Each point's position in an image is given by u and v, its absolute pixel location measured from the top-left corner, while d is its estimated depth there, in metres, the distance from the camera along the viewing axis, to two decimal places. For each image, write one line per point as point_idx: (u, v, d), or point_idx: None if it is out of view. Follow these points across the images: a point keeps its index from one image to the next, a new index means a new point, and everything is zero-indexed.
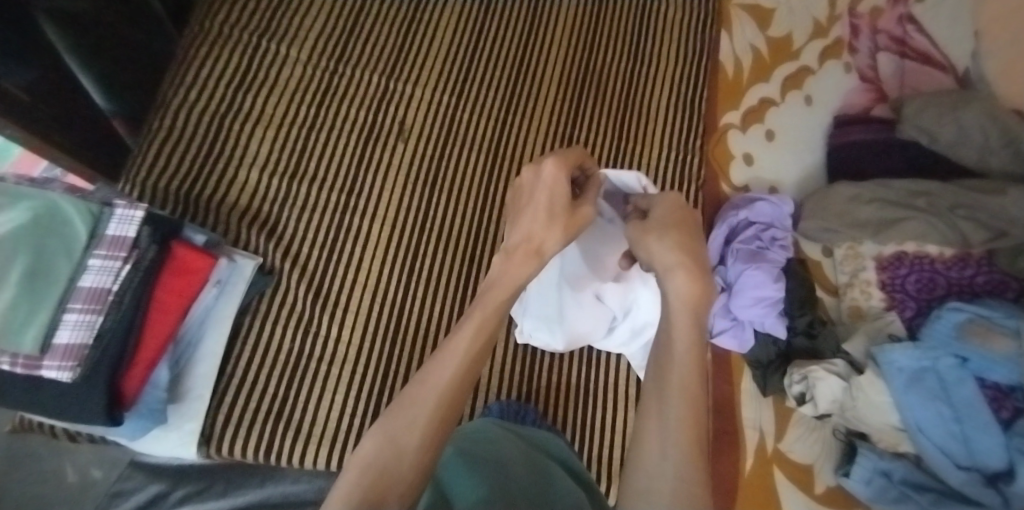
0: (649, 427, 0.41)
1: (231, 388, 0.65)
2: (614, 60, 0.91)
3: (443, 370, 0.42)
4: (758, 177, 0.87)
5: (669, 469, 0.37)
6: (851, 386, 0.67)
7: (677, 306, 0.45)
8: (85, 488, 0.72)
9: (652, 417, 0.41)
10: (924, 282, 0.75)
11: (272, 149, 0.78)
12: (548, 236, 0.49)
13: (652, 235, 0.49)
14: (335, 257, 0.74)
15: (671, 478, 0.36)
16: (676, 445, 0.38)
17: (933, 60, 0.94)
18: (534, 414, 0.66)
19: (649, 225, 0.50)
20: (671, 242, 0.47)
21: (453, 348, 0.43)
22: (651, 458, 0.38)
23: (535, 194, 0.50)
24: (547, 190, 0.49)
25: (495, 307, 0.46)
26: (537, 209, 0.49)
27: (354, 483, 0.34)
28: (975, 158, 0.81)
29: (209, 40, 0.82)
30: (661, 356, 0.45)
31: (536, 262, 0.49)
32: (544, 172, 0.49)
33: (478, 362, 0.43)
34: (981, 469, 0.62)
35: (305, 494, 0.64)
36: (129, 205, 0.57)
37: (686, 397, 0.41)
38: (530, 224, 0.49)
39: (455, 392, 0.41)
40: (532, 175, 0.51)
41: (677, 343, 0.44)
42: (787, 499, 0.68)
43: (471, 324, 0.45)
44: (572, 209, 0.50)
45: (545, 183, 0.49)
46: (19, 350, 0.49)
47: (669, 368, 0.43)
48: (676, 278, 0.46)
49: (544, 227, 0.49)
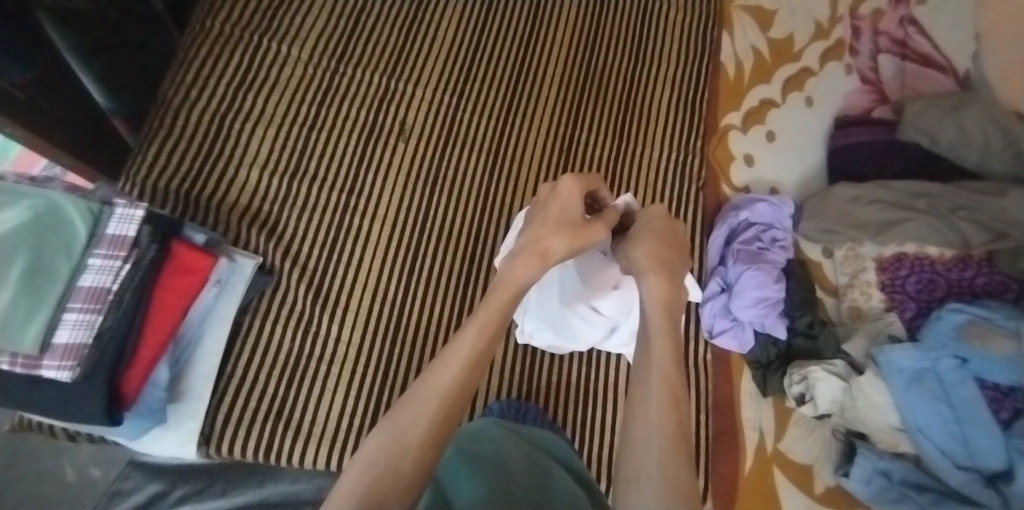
0: (632, 420, 0.41)
1: (231, 387, 0.65)
2: (615, 61, 0.91)
3: (446, 371, 0.42)
4: (759, 178, 0.87)
5: (652, 455, 0.37)
6: (851, 386, 0.67)
7: (651, 304, 0.48)
8: (84, 487, 0.71)
9: (634, 410, 0.41)
10: (924, 283, 0.75)
11: (272, 148, 0.78)
12: (553, 240, 0.50)
13: (630, 242, 0.54)
14: (336, 256, 0.73)
15: (655, 462, 0.37)
16: (659, 433, 0.39)
17: (933, 62, 0.94)
18: (535, 411, 0.66)
19: (633, 232, 0.55)
20: (642, 248, 0.52)
21: (455, 348, 0.43)
22: (636, 447, 0.39)
23: (550, 206, 0.53)
24: (560, 204, 0.52)
25: (497, 309, 0.47)
26: (548, 219, 0.52)
27: (356, 481, 0.34)
28: (976, 160, 0.81)
29: (211, 39, 0.82)
30: (642, 355, 0.46)
31: (539, 264, 0.49)
32: (562, 188, 0.53)
33: (482, 362, 0.43)
34: (981, 469, 0.62)
35: (304, 494, 0.64)
36: (129, 205, 0.57)
37: (666, 388, 0.42)
38: (537, 230, 0.52)
39: (458, 391, 0.41)
40: (548, 191, 0.55)
41: (656, 339, 0.46)
42: (787, 499, 0.68)
43: (474, 324, 0.45)
44: (581, 224, 0.52)
45: (561, 196, 0.53)
46: (19, 349, 0.49)
47: (648, 362, 0.44)
48: (648, 278, 0.49)
49: (552, 235, 0.51)
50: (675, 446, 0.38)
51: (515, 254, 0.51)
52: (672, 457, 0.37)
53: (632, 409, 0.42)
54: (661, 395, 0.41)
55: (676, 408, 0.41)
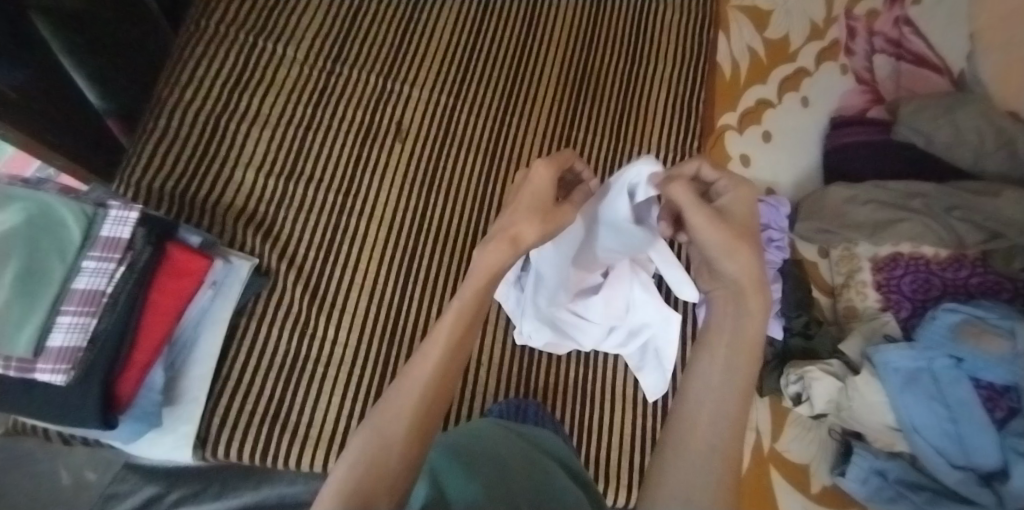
0: (689, 432, 0.38)
1: (227, 390, 0.64)
2: (612, 61, 0.91)
3: (426, 363, 0.40)
4: (755, 178, 0.88)
5: (707, 477, 0.35)
6: (847, 386, 0.67)
7: (754, 317, 0.42)
8: (79, 489, 0.71)
9: (692, 423, 0.39)
10: (918, 284, 0.75)
11: (268, 150, 0.77)
12: (526, 225, 0.45)
13: (744, 244, 0.43)
14: (332, 258, 0.73)
15: (713, 483, 0.35)
16: (722, 458, 0.36)
17: (928, 62, 0.95)
18: (536, 408, 0.66)
19: (740, 231, 0.44)
20: (752, 260, 0.42)
21: (434, 339, 0.42)
22: (688, 466, 0.36)
23: (521, 195, 0.48)
24: (532, 190, 0.48)
25: (473, 295, 0.43)
26: (520, 207, 0.47)
27: (344, 478, 0.34)
28: (970, 159, 0.82)
29: (206, 39, 0.82)
30: (713, 357, 0.41)
31: (511, 250, 0.44)
32: (533, 172, 0.48)
33: (461, 350, 0.42)
34: (976, 468, 0.63)
35: (301, 496, 0.64)
36: (124, 206, 0.56)
37: (734, 409, 0.38)
38: (510, 216, 0.47)
39: (439, 382, 0.40)
40: (522, 176, 0.50)
41: (734, 354, 0.40)
42: (784, 498, 0.68)
43: (449, 313, 0.43)
44: (554, 208, 0.48)
45: (533, 182, 0.48)
46: (12, 353, 0.49)
47: (718, 384, 0.40)
48: (755, 298, 0.42)
49: (524, 220, 0.46)
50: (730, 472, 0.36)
51: (485, 239, 0.46)
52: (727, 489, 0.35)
53: (695, 414, 0.39)
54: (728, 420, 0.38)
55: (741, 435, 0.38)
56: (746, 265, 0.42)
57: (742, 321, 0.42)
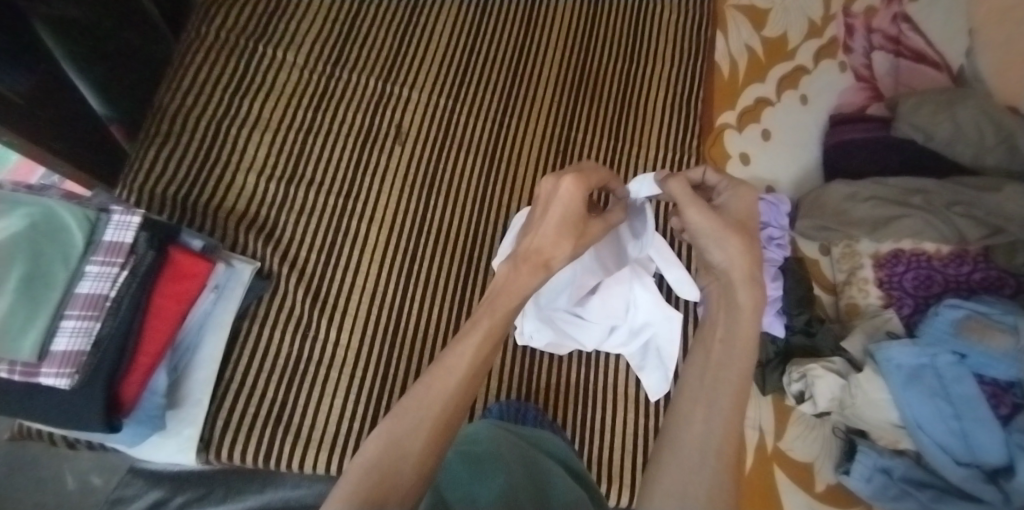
0: (687, 432, 0.39)
1: (230, 393, 0.65)
2: (609, 62, 0.91)
3: (448, 377, 0.40)
4: (755, 176, 0.87)
5: (703, 477, 0.36)
6: (850, 383, 0.67)
7: (744, 315, 0.45)
8: (85, 494, 0.72)
9: (690, 422, 0.40)
10: (921, 279, 0.75)
11: (269, 154, 0.78)
12: (556, 252, 0.48)
13: (734, 235, 0.48)
14: (334, 260, 0.74)
15: (704, 478, 0.36)
16: (717, 454, 0.37)
17: (927, 58, 0.95)
18: (534, 412, 0.67)
19: (729, 223, 0.49)
20: (740, 249, 0.47)
21: (457, 355, 0.42)
22: (682, 465, 0.37)
23: (550, 211, 0.49)
24: (561, 210, 0.49)
25: (501, 314, 0.45)
26: (549, 225, 0.49)
27: (357, 483, 0.34)
28: (968, 155, 0.82)
29: (206, 45, 0.82)
30: (708, 361, 0.44)
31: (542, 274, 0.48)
32: (562, 189, 0.49)
33: (482, 370, 0.42)
34: (982, 465, 0.62)
35: (305, 499, 0.64)
36: (126, 211, 0.57)
37: (733, 408, 0.39)
38: (539, 237, 0.49)
39: (461, 399, 0.40)
40: (550, 188, 0.50)
41: (733, 361, 0.42)
42: (788, 497, 0.68)
43: (476, 337, 0.43)
44: (582, 227, 0.50)
45: (561, 201, 0.49)
46: (17, 358, 0.49)
47: (716, 387, 0.41)
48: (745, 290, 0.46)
49: (553, 245, 0.48)
50: (724, 470, 0.36)
51: (515, 259, 0.48)
52: (722, 486, 0.35)
53: (692, 413, 0.40)
54: (726, 419, 0.39)
55: (738, 436, 0.38)
56: (733, 257, 0.47)
57: (734, 315, 0.46)
